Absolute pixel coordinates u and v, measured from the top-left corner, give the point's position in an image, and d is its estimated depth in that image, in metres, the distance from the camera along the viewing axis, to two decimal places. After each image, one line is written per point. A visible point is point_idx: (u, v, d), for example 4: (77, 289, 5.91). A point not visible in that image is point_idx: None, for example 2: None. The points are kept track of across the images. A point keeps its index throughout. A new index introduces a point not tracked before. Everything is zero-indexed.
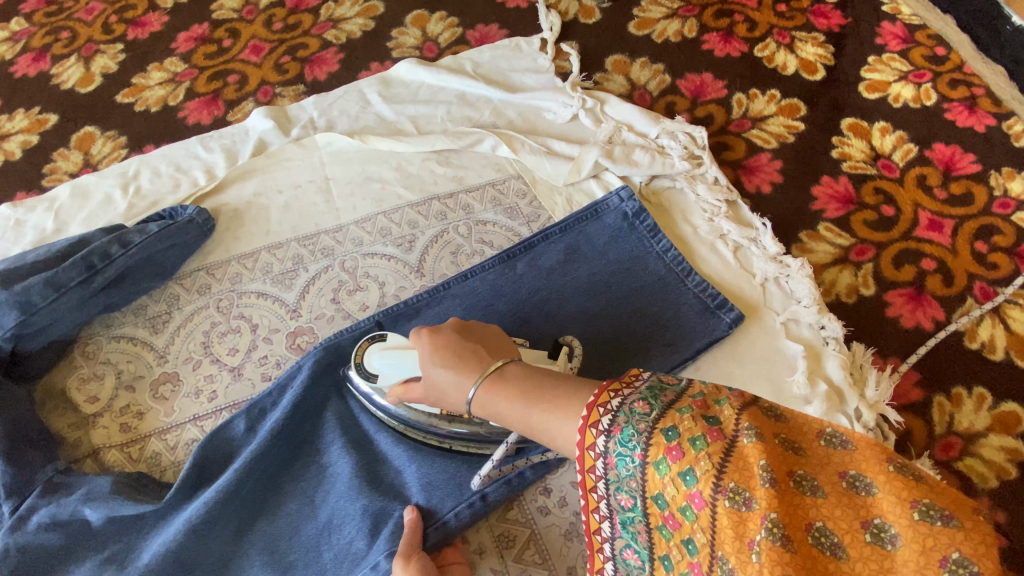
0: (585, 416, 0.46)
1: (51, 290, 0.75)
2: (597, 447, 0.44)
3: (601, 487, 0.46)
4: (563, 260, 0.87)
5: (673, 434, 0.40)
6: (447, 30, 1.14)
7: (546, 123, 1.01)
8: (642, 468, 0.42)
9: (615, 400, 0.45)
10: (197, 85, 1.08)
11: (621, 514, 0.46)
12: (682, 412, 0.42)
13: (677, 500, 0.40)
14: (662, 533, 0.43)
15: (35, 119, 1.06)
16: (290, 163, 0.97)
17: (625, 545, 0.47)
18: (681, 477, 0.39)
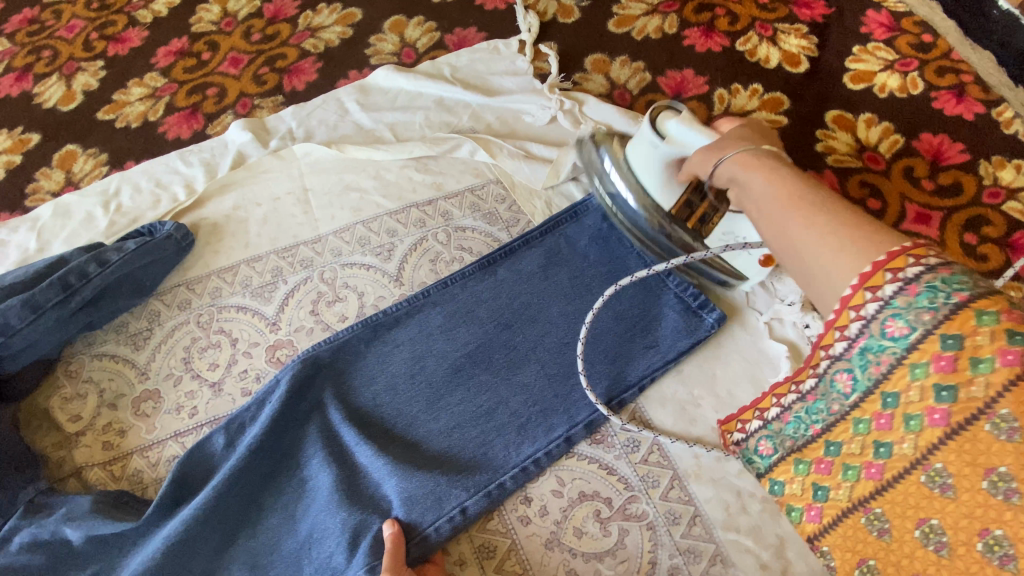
0: (887, 260, 0.44)
1: (28, 312, 0.75)
2: (903, 275, 0.44)
3: (869, 310, 0.46)
4: (542, 266, 0.87)
5: (987, 319, 0.41)
6: (425, 35, 1.14)
7: (525, 126, 1.00)
8: (954, 308, 0.42)
9: (925, 261, 0.43)
10: (176, 99, 1.08)
11: (869, 340, 0.47)
12: (984, 318, 0.41)
13: (940, 376, 0.43)
14: (885, 400, 0.48)
15: (18, 139, 1.07)
16: (269, 176, 0.97)
17: (846, 368, 0.50)
18: (970, 361, 0.42)
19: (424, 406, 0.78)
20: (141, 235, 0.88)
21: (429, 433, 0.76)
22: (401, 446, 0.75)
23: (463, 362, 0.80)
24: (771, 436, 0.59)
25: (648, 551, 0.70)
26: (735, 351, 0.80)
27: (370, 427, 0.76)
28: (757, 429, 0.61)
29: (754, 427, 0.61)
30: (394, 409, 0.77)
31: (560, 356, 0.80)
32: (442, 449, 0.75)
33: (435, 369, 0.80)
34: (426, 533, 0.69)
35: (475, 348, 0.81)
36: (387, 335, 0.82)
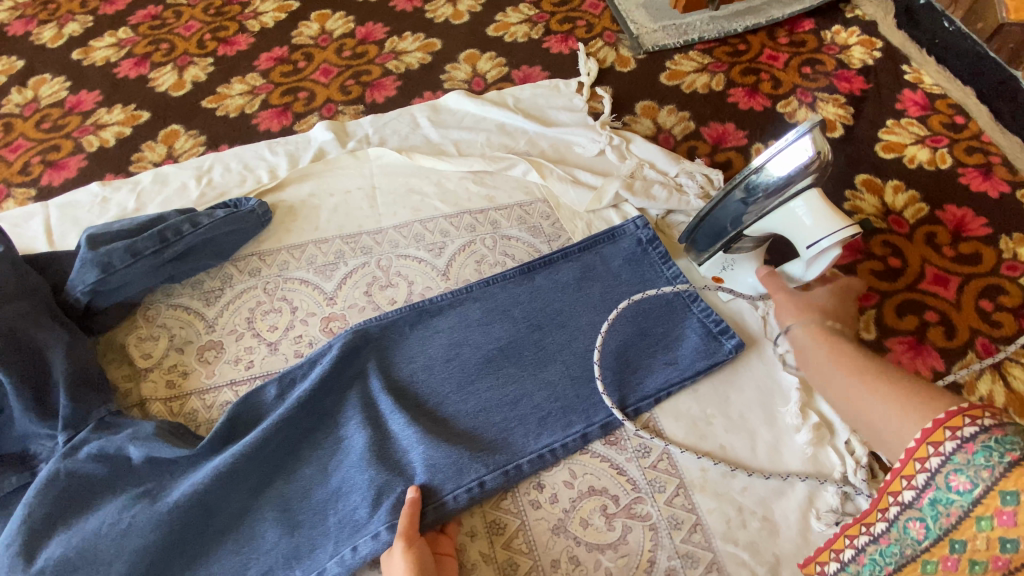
0: (946, 419, 0.55)
1: (128, 256, 0.85)
2: (958, 433, 0.54)
3: (933, 463, 0.56)
4: (577, 278, 0.94)
5: (1012, 496, 0.50)
6: (495, 68, 1.27)
7: (575, 155, 1.09)
8: (1008, 466, 0.51)
9: (981, 422, 0.53)
10: (271, 98, 1.22)
11: (937, 493, 0.56)
12: (1008, 497, 0.50)
13: (1005, 528, 0.51)
14: (954, 544, 0.55)
15: (130, 114, 1.21)
16: (342, 171, 1.09)
17: (917, 515, 0.58)
18: (1001, 536, 0.51)
19: (455, 388, 0.85)
20: (229, 206, 0.99)
21: (457, 412, 0.83)
22: (430, 421, 0.82)
23: (496, 356, 0.87)
24: None
25: (648, 550, 0.74)
26: (749, 378, 0.86)
27: (403, 400, 0.83)
28: (836, 569, 0.66)
29: (832, 567, 0.66)
30: (427, 387, 0.85)
31: (584, 361, 0.87)
32: (468, 428, 0.82)
33: (470, 358, 0.87)
34: (445, 499, 0.75)
35: (507, 344, 0.88)
36: (429, 322, 0.90)
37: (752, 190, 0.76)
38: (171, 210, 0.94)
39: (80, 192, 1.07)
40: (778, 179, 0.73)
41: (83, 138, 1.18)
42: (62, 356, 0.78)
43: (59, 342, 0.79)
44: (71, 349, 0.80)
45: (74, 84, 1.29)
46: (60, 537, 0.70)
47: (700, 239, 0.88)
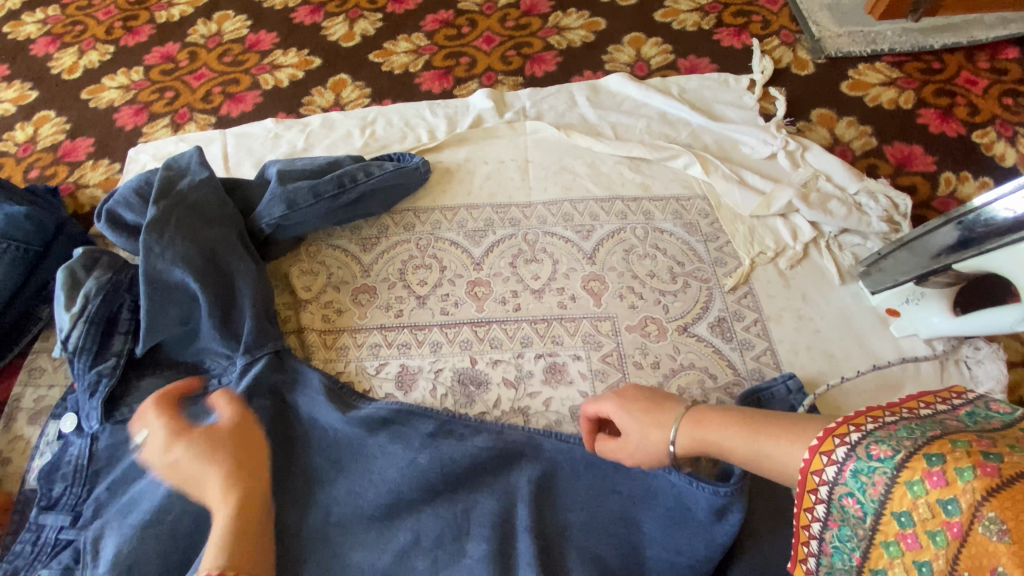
0: (833, 427, 0.48)
1: (309, 194, 0.90)
2: (863, 426, 0.46)
3: (834, 462, 0.46)
4: (732, 286, 0.90)
5: (937, 458, 0.40)
6: (660, 54, 1.22)
7: (741, 155, 1.04)
8: (929, 438, 0.42)
9: (865, 427, 0.46)
10: (434, 59, 1.24)
11: (858, 463, 0.44)
12: (933, 459, 0.40)
13: (939, 492, 0.39)
14: (899, 519, 0.41)
15: (303, 59, 1.27)
16: (500, 140, 1.09)
17: (846, 493, 0.45)
18: (955, 471, 0.39)
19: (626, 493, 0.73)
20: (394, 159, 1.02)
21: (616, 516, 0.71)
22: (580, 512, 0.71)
23: (641, 351, 0.85)
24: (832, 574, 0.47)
25: None
26: None
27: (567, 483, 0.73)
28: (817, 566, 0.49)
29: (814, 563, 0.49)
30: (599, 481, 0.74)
31: (733, 374, 0.83)
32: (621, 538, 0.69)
33: (612, 349, 0.85)
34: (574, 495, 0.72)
35: (654, 341, 0.85)
36: (574, 304, 0.89)
37: (972, 226, 0.70)
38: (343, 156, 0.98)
39: (255, 125, 1.14)
40: (1011, 216, 0.67)
41: (259, 75, 1.24)
42: (251, 287, 0.84)
43: (249, 273, 0.85)
44: (257, 283, 0.85)
45: (253, 24, 1.35)
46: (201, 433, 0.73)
47: (892, 273, 0.83)
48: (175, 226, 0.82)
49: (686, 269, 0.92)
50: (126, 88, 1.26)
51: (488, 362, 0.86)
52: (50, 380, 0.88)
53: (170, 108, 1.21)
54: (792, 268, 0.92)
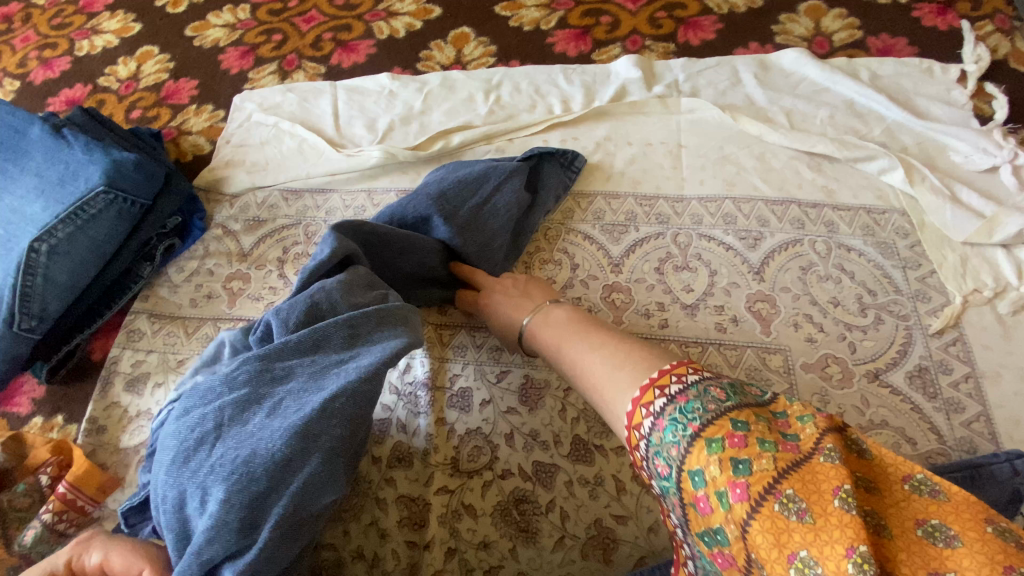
0: (650, 382, 0.46)
1: (479, 243, 0.78)
2: (652, 408, 0.44)
3: (642, 448, 0.44)
4: (938, 329, 0.73)
5: (716, 446, 0.38)
6: (845, 29, 1.01)
7: (950, 164, 0.85)
8: (703, 421, 0.40)
9: (668, 392, 0.44)
10: (570, 17, 1.07)
11: (660, 479, 0.42)
12: (711, 446, 0.39)
13: (714, 515, 0.38)
14: (694, 505, 0.39)
15: (422, 7, 1.13)
16: (646, 118, 0.92)
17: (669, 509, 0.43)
18: (715, 496, 0.37)
19: None
20: (562, 160, 0.88)
21: None
22: None
23: (820, 399, 0.70)
24: None
25: None
26: None
27: None
28: None
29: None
30: None
31: (937, 442, 0.67)
32: None
33: (783, 390, 0.70)
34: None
35: (835, 386, 0.70)
36: (736, 329, 0.75)
37: None
38: (518, 184, 0.80)
39: (369, 80, 1.02)
40: None
41: (373, 23, 1.12)
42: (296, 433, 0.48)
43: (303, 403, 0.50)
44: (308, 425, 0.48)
45: None
46: None
47: None
48: (284, 315, 0.58)
49: (879, 300, 0.75)
50: (232, 27, 1.17)
51: None
52: (148, 345, 0.81)
53: (278, 53, 1.10)
54: (1016, 314, 0.74)
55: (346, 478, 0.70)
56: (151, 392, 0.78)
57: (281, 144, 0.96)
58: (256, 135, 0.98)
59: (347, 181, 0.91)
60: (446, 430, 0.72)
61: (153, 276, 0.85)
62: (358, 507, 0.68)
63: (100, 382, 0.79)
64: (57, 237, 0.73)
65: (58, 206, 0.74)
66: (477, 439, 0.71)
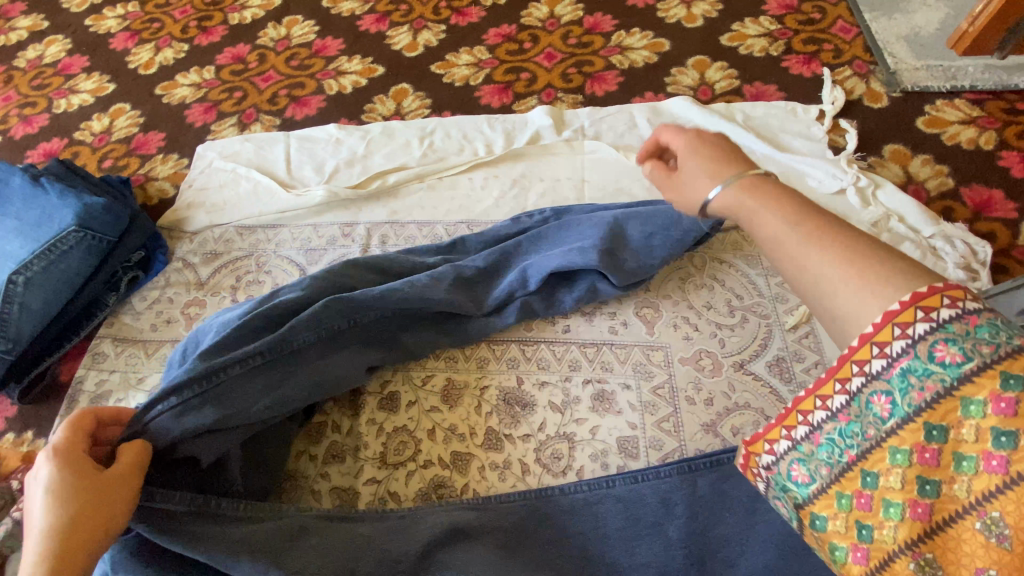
0: (923, 296, 0.41)
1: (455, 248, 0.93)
2: (911, 330, 0.41)
3: (889, 355, 0.41)
4: (794, 325, 0.86)
5: (974, 409, 0.39)
6: (725, 79, 1.19)
7: (807, 188, 1.00)
8: (980, 365, 0.39)
9: (937, 317, 0.40)
10: (495, 73, 1.25)
11: (913, 362, 0.41)
12: (972, 410, 0.39)
13: (926, 470, 0.41)
14: (934, 433, 0.41)
15: (367, 67, 1.29)
16: (556, 158, 1.08)
17: (881, 389, 0.42)
18: (952, 456, 0.40)
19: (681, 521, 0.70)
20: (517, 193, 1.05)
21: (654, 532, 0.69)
22: (623, 547, 0.69)
23: (694, 387, 0.82)
24: (803, 459, 0.45)
25: None
26: None
27: (599, 523, 0.71)
28: (787, 448, 0.46)
29: (783, 444, 0.46)
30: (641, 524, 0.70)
31: None
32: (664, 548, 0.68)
33: (664, 380, 0.83)
34: (657, 552, 0.68)
35: (708, 375, 0.83)
36: (626, 331, 0.88)
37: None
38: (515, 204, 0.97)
39: (318, 129, 1.16)
40: None
41: (324, 80, 1.28)
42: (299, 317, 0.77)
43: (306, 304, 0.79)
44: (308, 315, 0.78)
45: (321, 29, 1.38)
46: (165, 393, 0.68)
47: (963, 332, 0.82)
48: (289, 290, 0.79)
49: (746, 303, 0.89)
50: (198, 86, 1.31)
51: (535, 383, 0.85)
52: (110, 366, 0.90)
53: (238, 108, 1.25)
54: None
55: (286, 475, 0.79)
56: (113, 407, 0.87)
57: (237, 186, 1.09)
58: (216, 180, 1.10)
59: (295, 218, 1.04)
60: (375, 429, 0.82)
61: (117, 305, 0.95)
62: (295, 500, 0.77)
63: (67, 400, 0.88)
64: (32, 270, 0.85)
65: (33, 244, 0.87)
66: (402, 435, 0.81)
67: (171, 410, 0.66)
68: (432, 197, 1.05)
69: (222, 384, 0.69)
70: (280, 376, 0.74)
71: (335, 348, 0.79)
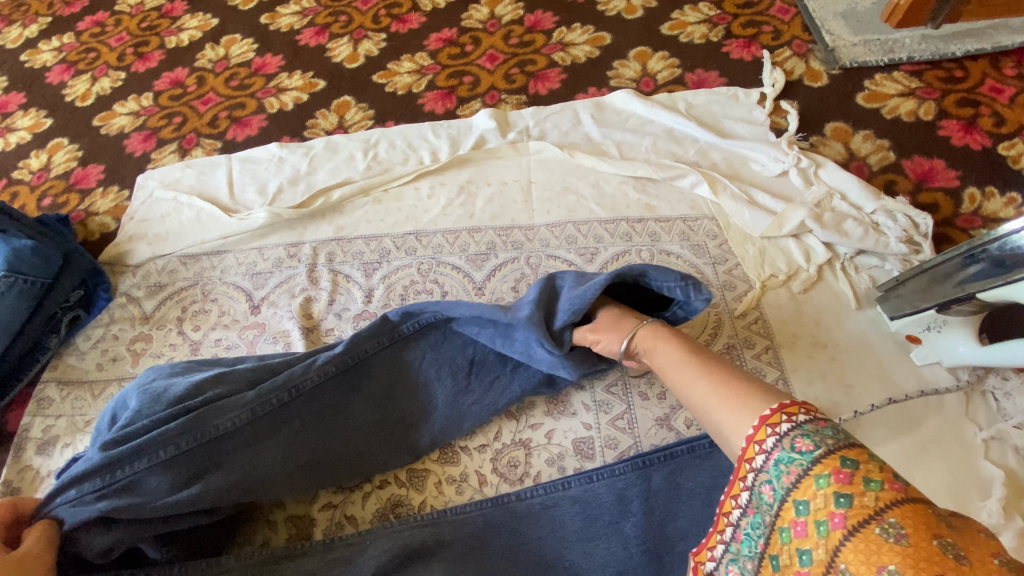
0: (784, 406, 0.52)
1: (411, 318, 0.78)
2: (779, 428, 0.50)
3: (760, 460, 0.50)
4: (742, 311, 0.87)
5: (824, 481, 0.45)
6: (667, 69, 1.19)
7: (751, 173, 1.01)
8: (843, 444, 0.47)
9: (797, 418, 0.50)
10: (438, 79, 1.23)
11: (781, 453, 0.49)
12: (819, 481, 0.46)
13: (800, 540, 0.45)
14: (798, 506, 0.46)
15: (308, 82, 1.27)
16: (502, 161, 1.07)
17: (767, 479, 0.49)
18: (815, 524, 0.44)
19: (642, 518, 0.70)
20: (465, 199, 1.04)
21: (610, 534, 0.69)
22: (582, 550, 0.69)
23: (646, 381, 0.82)
24: (735, 560, 0.51)
25: None
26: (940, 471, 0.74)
27: (557, 527, 0.70)
28: (723, 553, 0.52)
29: (720, 551, 0.53)
30: (600, 526, 0.70)
31: None
32: (621, 548, 0.68)
33: (616, 377, 0.83)
34: (615, 551, 0.68)
35: None
36: None
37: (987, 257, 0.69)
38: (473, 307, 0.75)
39: (260, 150, 1.14)
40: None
41: (265, 99, 1.25)
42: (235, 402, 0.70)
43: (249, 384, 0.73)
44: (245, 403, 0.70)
45: (260, 47, 1.36)
46: (76, 479, 0.65)
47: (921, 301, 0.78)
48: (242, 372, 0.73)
49: None
50: (136, 114, 1.28)
51: None
52: (56, 410, 0.88)
53: (178, 134, 1.22)
54: (805, 291, 0.89)
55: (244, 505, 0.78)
56: (60, 452, 0.84)
57: (179, 215, 1.06)
58: (157, 210, 1.08)
59: (239, 242, 1.02)
60: None
61: (61, 346, 0.93)
62: (252, 531, 0.76)
63: (12, 450, 0.85)
64: None
65: None
66: None
67: (78, 498, 0.64)
68: (378, 210, 1.04)
69: (131, 477, 0.65)
70: (196, 470, 0.68)
71: (271, 429, 0.72)
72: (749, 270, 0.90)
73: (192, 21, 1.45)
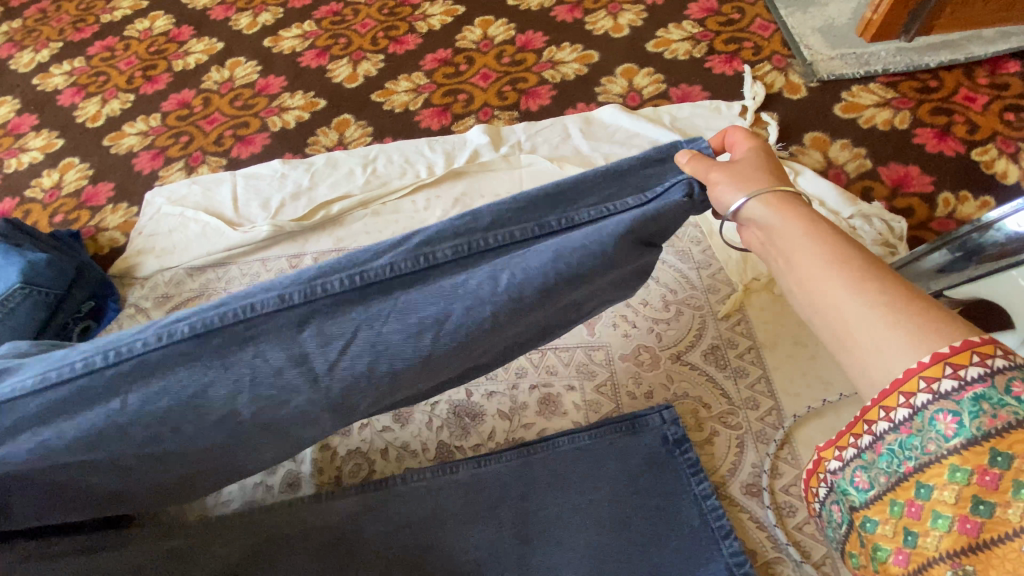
0: (977, 343, 0.37)
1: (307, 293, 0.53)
2: (963, 373, 0.37)
3: (935, 393, 0.38)
4: (725, 313, 0.91)
5: (962, 475, 0.37)
6: (652, 84, 1.25)
7: None
8: (1018, 424, 0.35)
9: (990, 364, 0.37)
10: (433, 97, 1.29)
11: (976, 395, 0.37)
12: (957, 473, 0.37)
13: (912, 523, 0.39)
14: (921, 490, 0.39)
15: (309, 101, 1.33)
16: (495, 174, 1.11)
17: (945, 414, 0.38)
18: (932, 514, 0.38)
19: (613, 500, 0.73)
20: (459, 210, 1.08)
21: (583, 518, 0.72)
22: (556, 534, 0.71)
23: (634, 381, 0.86)
24: (861, 472, 0.43)
25: None
26: None
27: (536, 512, 0.72)
28: (845, 463, 0.44)
29: (837, 461, 0.45)
30: (574, 509, 0.72)
31: (728, 404, 0.83)
32: (594, 533, 0.70)
33: (605, 378, 0.86)
34: (586, 537, 0.70)
35: (646, 369, 0.87)
36: (568, 335, 0.90)
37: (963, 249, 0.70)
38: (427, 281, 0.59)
39: (263, 166, 1.19)
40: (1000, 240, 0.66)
41: (268, 118, 1.31)
42: None
43: None
44: None
45: (263, 68, 1.42)
46: None
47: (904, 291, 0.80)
48: None
49: (680, 297, 0.93)
50: (144, 134, 1.34)
51: (482, 393, 0.86)
52: None
53: (185, 152, 1.27)
54: None
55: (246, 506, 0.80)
56: None
57: (186, 230, 1.10)
58: (165, 225, 1.12)
59: (243, 254, 1.06)
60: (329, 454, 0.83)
61: None
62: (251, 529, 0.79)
63: None
64: None
65: None
66: (357, 457, 0.83)
67: None
68: (376, 222, 1.08)
69: None
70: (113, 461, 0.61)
71: None
72: (732, 273, 0.94)
73: (198, 45, 1.52)
